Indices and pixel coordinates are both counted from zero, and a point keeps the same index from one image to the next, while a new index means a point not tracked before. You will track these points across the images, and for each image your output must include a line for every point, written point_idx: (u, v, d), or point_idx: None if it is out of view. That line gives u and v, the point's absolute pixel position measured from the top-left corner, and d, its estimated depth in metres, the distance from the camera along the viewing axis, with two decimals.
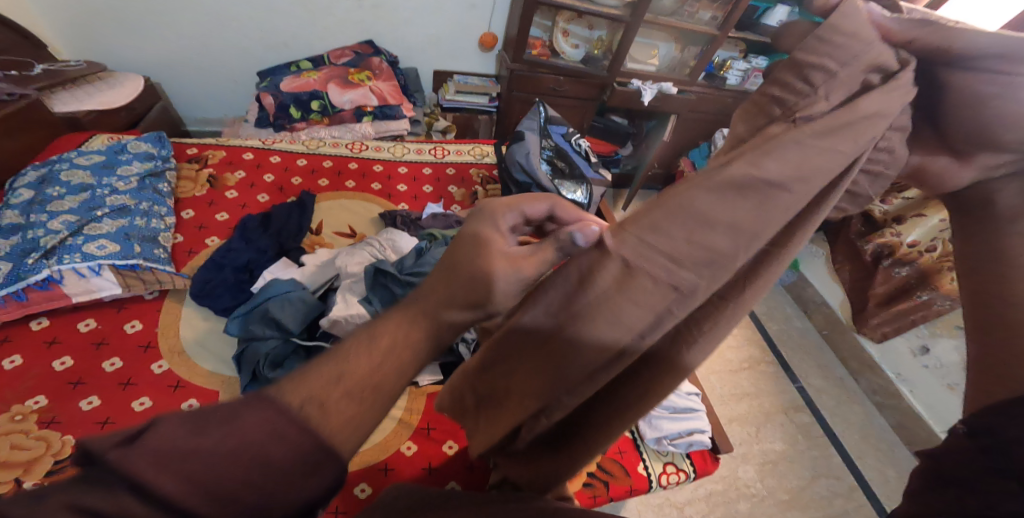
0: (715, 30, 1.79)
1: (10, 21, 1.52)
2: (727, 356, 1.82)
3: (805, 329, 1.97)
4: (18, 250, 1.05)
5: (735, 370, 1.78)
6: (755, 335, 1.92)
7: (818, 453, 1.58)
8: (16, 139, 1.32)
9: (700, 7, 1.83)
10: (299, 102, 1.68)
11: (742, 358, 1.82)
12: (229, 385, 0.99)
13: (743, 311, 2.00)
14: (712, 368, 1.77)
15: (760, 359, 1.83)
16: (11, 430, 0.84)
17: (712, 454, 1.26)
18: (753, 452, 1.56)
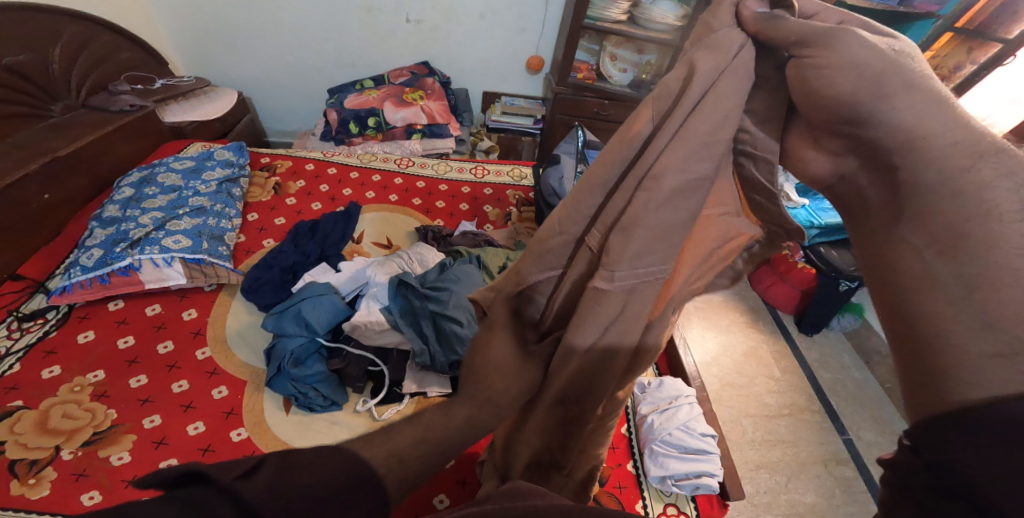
0: None
1: (145, 43, 1.81)
2: (764, 400, 1.69)
3: (863, 380, 1.79)
4: (111, 239, 1.25)
5: (772, 415, 1.65)
6: (802, 380, 1.77)
7: (855, 509, 1.43)
8: (130, 142, 1.56)
9: None
10: (358, 118, 1.82)
11: (783, 403, 1.69)
12: (257, 377, 1.11)
13: (790, 355, 1.85)
14: (746, 411, 1.65)
15: (803, 406, 1.69)
16: (69, 399, 1.00)
17: (719, 499, 1.16)
18: (778, 500, 1.43)
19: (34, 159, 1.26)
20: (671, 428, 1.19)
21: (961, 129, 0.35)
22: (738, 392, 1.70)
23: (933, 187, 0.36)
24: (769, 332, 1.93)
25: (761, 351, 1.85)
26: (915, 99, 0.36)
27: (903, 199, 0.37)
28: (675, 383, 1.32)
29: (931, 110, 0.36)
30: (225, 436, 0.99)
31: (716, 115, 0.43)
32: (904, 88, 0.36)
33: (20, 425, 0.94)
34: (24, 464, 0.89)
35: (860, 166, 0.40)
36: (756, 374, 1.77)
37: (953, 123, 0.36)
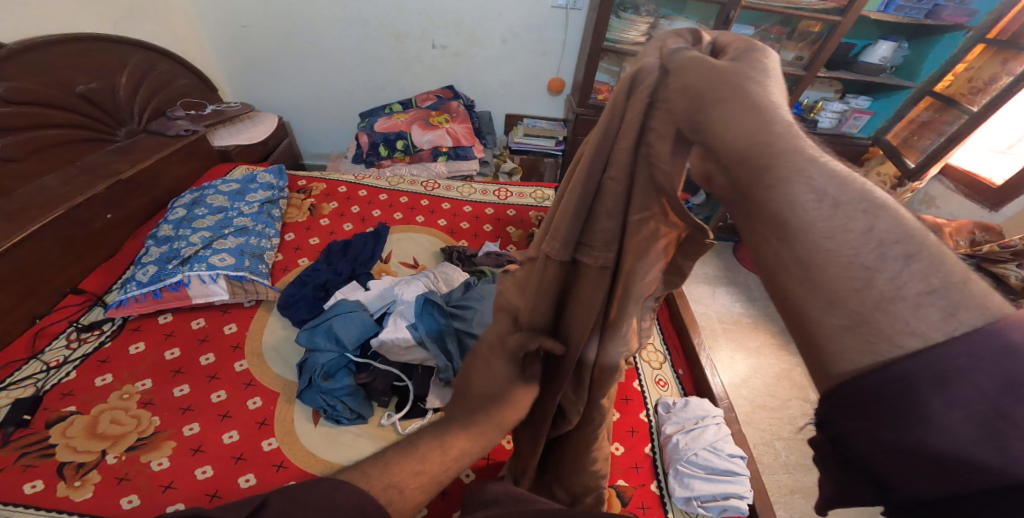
0: (802, 70, 1.87)
1: (197, 71, 1.96)
2: (799, 423, 1.65)
3: None
4: (164, 257, 1.35)
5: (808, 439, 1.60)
6: None
7: None
8: (183, 165, 1.69)
9: (781, 47, 1.96)
10: (387, 141, 1.92)
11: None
12: (288, 389, 1.17)
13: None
14: (779, 434, 1.61)
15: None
16: (117, 405, 1.08)
17: None
18: None
19: (99, 181, 1.38)
20: (696, 449, 1.17)
21: (769, 132, 0.39)
22: (770, 415, 1.67)
23: (766, 182, 0.39)
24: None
25: (794, 374, 1.81)
26: (742, 119, 0.41)
27: (744, 191, 0.40)
28: (701, 403, 1.30)
29: (741, 116, 0.41)
30: (257, 446, 1.05)
31: (628, 142, 0.51)
32: (725, 98, 0.42)
33: (72, 429, 1.02)
34: (72, 467, 0.96)
35: (714, 167, 0.44)
36: (790, 396, 1.73)
37: (775, 131, 0.39)
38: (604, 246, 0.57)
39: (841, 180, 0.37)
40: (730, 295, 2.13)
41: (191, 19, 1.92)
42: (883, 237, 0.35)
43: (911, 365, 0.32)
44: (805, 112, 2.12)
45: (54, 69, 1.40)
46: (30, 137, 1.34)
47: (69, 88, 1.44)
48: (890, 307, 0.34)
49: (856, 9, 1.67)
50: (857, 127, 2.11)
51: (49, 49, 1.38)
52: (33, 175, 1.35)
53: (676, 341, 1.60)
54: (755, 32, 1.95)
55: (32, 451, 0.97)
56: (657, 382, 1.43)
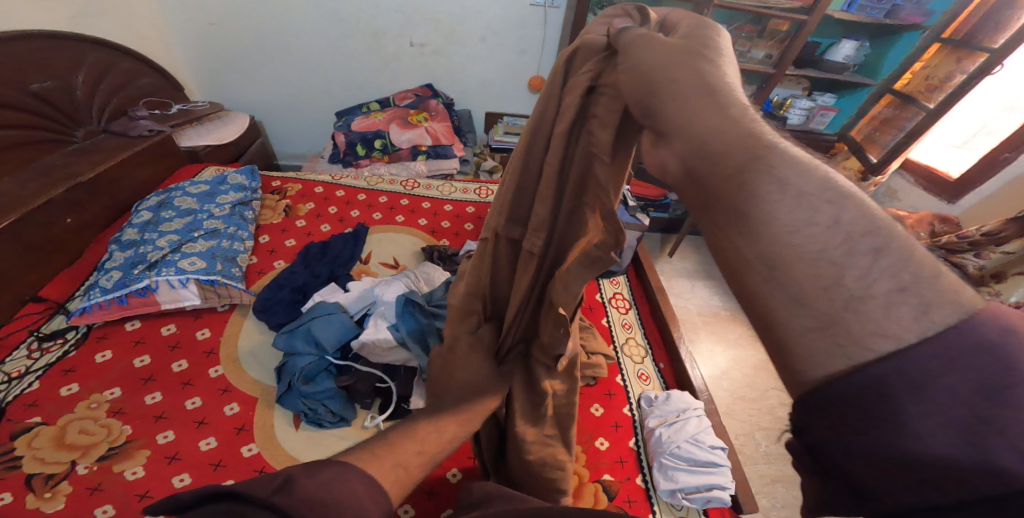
0: (772, 69, 1.94)
1: (161, 69, 1.89)
2: (777, 413, 1.70)
3: None
4: (129, 262, 1.29)
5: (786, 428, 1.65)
6: None
7: None
8: (149, 166, 1.62)
9: (753, 47, 2.02)
10: (365, 140, 1.88)
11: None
12: (266, 394, 1.14)
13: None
14: (759, 423, 1.66)
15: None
16: (85, 415, 1.02)
17: (731, 511, 1.17)
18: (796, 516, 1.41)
19: (58, 184, 1.32)
20: (679, 441, 1.19)
21: (722, 117, 0.38)
22: (750, 405, 1.71)
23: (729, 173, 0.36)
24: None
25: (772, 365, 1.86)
26: (691, 106, 0.39)
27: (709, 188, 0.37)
28: (683, 396, 1.32)
29: (699, 106, 0.38)
30: (237, 452, 1.01)
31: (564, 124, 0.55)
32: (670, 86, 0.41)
33: (37, 441, 0.96)
34: (40, 478, 0.91)
35: (667, 156, 0.41)
36: (768, 386, 1.78)
37: (732, 119, 0.37)
38: (534, 230, 0.62)
39: (805, 169, 0.35)
40: (709, 289, 2.18)
41: (156, 14, 1.85)
42: (850, 230, 0.32)
43: (884, 369, 0.30)
44: (775, 109, 2.21)
45: (7, 65, 1.32)
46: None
47: (24, 85, 1.37)
48: (862, 308, 0.31)
49: (821, 9, 1.73)
50: (824, 122, 2.18)
51: (3, 44, 1.30)
52: None
53: (657, 335, 1.62)
54: (727, 30, 2.02)
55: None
56: (640, 376, 1.45)
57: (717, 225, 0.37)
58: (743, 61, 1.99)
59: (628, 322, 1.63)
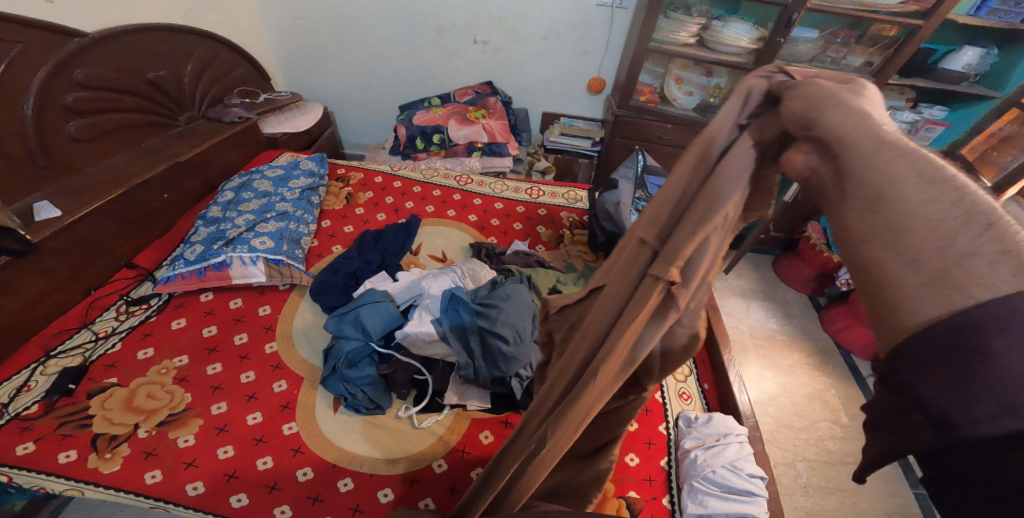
0: (871, 77, 1.78)
1: (254, 60, 2.04)
2: (826, 446, 1.57)
3: None
4: (210, 237, 1.41)
5: (833, 462, 1.52)
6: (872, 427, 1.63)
7: None
8: (235, 151, 1.77)
9: (850, 52, 1.84)
10: (424, 134, 1.92)
11: (848, 451, 1.55)
12: (312, 374, 1.21)
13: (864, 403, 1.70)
14: (804, 455, 1.54)
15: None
16: (154, 380, 1.14)
17: None
18: None
19: (157, 163, 1.47)
20: (715, 466, 1.13)
21: (866, 134, 0.34)
22: (798, 435, 1.59)
23: (871, 167, 0.32)
24: (841, 377, 1.77)
25: (828, 396, 1.71)
26: (844, 107, 0.36)
27: (839, 172, 0.34)
28: (725, 420, 1.24)
29: (858, 119, 0.35)
30: (278, 429, 1.09)
31: (734, 180, 0.40)
32: (832, 112, 0.36)
33: (112, 400, 1.08)
34: (105, 439, 1.02)
35: (824, 171, 0.36)
36: (819, 417, 1.65)
37: (882, 125, 0.34)
38: (648, 289, 0.45)
39: (938, 168, 0.31)
40: (765, 310, 2.03)
41: (251, 9, 2.00)
42: (969, 209, 0.29)
43: (987, 310, 0.27)
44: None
45: (130, 56, 1.50)
46: (101, 120, 1.43)
47: (142, 74, 1.55)
48: (968, 266, 0.28)
49: (941, 14, 1.56)
50: (929, 138, 1.99)
51: (120, 36, 1.46)
52: (101, 156, 1.44)
53: (704, 356, 1.54)
54: (819, 36, 1.82)
55: (71, 421, 1.03)
56: (680, 395, 1.39)
57: (848, 207, 0.34)
58: (836, 68, 1.82)
59: None
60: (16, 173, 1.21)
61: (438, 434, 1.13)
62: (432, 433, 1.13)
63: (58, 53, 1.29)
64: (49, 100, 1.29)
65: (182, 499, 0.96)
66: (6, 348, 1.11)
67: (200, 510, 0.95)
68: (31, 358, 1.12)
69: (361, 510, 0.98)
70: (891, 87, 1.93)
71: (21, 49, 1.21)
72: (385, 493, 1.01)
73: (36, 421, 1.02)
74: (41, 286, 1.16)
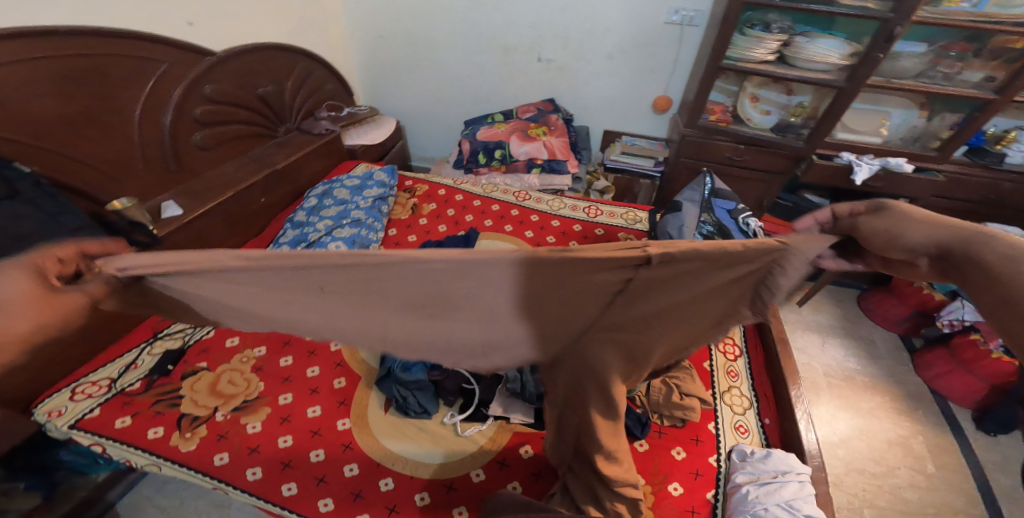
0: (991, 94, 1.58)
1: (342, 78, 2.24)
2: (902, 494, 1.42)
3: None
4: (296, 240, 1.55)
5: (908, 512, 1.38)
6: (965, 481, 1.44)
7: None
8: (322, 160, 1.95)
9: (965, 67, 1.66)
10: (486, 150, 1.99)
11: (928, 502, 1.40)
12: (369, 374, 1.29)
13: (956, 453, 1.51)
14: (875, 501, 1.40)
15: (958, 509, 1.38)
16: (236, 367, 1.28)
17: None
18: None
19: (260, 170, 1.67)
20: (768, 504, 1.04)
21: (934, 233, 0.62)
22: (868, 480, 1.45)
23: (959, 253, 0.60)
24: (932, 424, 1.58)
25: (912, 443, 1.54)
26: (905, 224, 0.65)
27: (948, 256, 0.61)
28: (786, 459, 1.13)
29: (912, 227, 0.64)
30: (333, 424, 1.18)
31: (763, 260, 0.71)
32: (899, 225, 0.65)
33: (199, 383, 1.23)
34: (188, 419, 1.16)
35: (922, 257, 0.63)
36: (898, 464, 1.48)
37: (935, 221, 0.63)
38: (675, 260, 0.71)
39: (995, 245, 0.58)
40: (842, 349, 1.82)
41: (342, 30, 2.19)
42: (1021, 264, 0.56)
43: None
44: (990, 143, 1.78)
45: (246, 73, 1.72)
46: (220, 130, 1.66)
47: (254, 89, 1.77)
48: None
49: None
50: None
51: (243, 56, 1.69)
52: (218, 162, 1.67)
53: (767, 383, 1.38)
54: (928, 50, 1.67)
55: (163, 400, 1.18)
56: (737, 427, 1.27)
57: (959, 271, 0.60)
58: (949, 85, 1.64)
59: (733, 369, 1.42)
60: (151, 176, 1.45)
61: (479, 443, 1.17)
62: (474, 442, 1.17)
63: (195, 69, 1.52)
64: (184, 114, 1.52)
65: (241, 483, 1.07)
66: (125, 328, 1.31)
67: (254, 495, 1.06)
68: (138, 341, 1.30)
69: (398, 511, 1.04)
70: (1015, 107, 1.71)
71: (167, 67, 1.44)
72: (421, 497, 1.07)
73: (136, 397, 1.18)
74: None
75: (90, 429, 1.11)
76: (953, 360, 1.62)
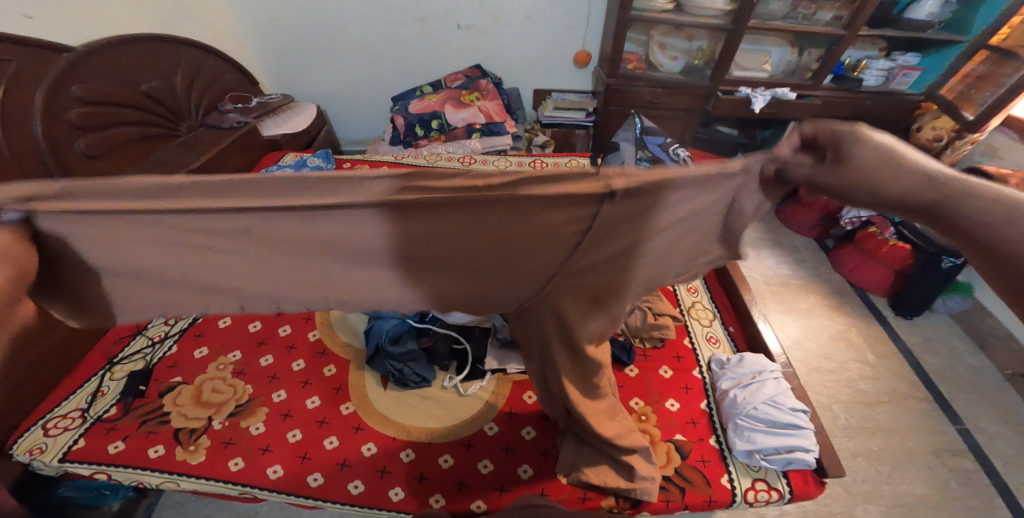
0: (842, 30, 1.86)
1: (240, 67, 2.04)
2: (858, 386, 1.68)
3: (979, 367, 1.74)
4: None
5: (870, 403, 1.63)
6: (902, 364, 1.74)
7: (978, 504, 1.41)
8: (243, 155, 1.79)
9: (818, 9, 1.92)
10: (422, 122, 1.96)
11: (882, 391, 1.67)
12: (357, 356, 1.29)
13: (885, 338, 1.81)
14: (839, 397, 1.65)
15: (907, 395, 1.66)
16: (216, 375, 1.23)
17: (815, 476, 1.15)
18: (881, 492, 1.43)
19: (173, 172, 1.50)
20: (757, 402, 1.17)
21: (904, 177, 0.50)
22: (827, 378, 1.70)
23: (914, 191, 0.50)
24: (860, 316, 1.87)
25: (851, 335, 1.81)
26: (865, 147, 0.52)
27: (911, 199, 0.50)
28: (757, 359, 1.28)
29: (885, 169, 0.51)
30: (337, 410, 1.18)
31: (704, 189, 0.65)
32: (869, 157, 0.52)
33: (182, 397, 1.18)
34: (185, 433, 1.12)
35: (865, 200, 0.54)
36: (847, 358, 1.75)
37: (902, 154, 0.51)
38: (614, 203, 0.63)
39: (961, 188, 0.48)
40: (774, 257, 2.10)
41: (229, 14, 1.99)
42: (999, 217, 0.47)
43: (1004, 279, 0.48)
44: (849, 72, 2.07)
45: (122, 69, 1.51)
46: (109, 133, 1.47)
47: (135, 86, 1.55)
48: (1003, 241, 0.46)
49: None
50: (906, 84, 2.07)
51: (116, 50, 1.49)
52: (113, 170, 1.49)
53: (723, 294, 1.54)
54: None
55: (151, 419, 1.14)
56: (709, 339, 1.40)
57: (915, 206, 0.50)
58: (808, 24, 1.89)
59: (692, 286, 1.56)
60: None
61: (484, 398, 1.22)
62: (478, 397, 1.22)
63: (52, 70, 1.30)
64: (57, 120, 1.31)
65: (265, 482, 1.06)
66: (70, 360, 1.21)
67: (284, 492, 1.05)
68: (94, 369, 1.22)
69: (427, 476, 1.09)
70: (862, 37, 2.03)
71: (17, 67, 1.22)
72: (445, 459, 1.12)
73: (119, 422, 1.13)
74: None
75: (84, 459, 1.06)
76: (863, 254, 1.90)
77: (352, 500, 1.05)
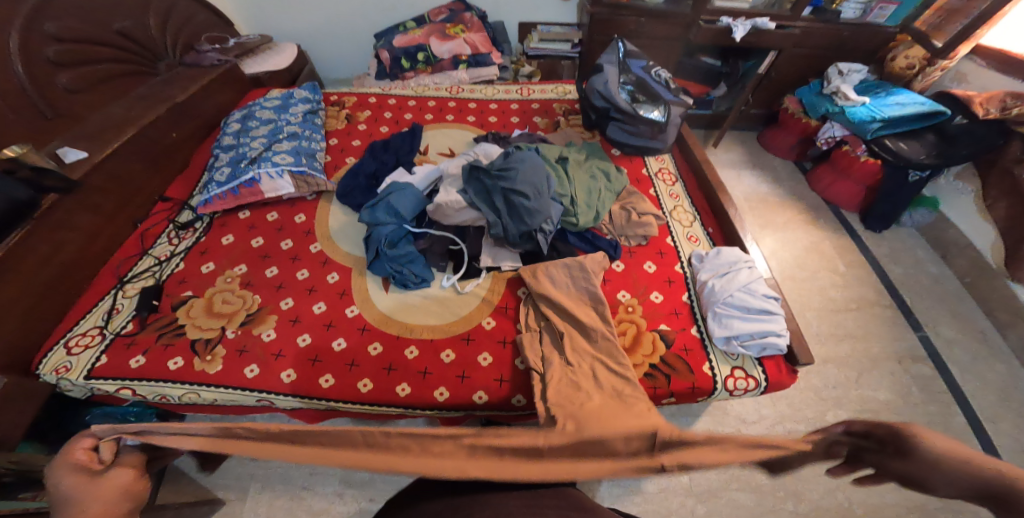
0: None
1: (213, 9, 2.02)
2: (830, 294, 1.79)
3: (940, 276, 1.86)
4: (233, 160, 1.48)
5: (839, 310, 1.75)
6: (872, 276, 1.85)
7: (936, 408, 1.53)
8: (228, 92, 1.80)
9: None
10: (408, 55, 2.00)
11: (850, 298, 1.78)
12: (358, 264, 1.35)
13: (857, 249, 1.92)
14: (811, 306, 1.75)
15: (872, 301, 1.77)
16: (224, 288, 1.28)
17: (788, 367, 1.23)
18: (849, 397, 1.55)
19: (157, 106, 1.50)
20: (732, 290, 1.25)
21: None
22: (800, 285, 1.81)
23: None
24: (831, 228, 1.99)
25: (823, 247, 1.93)
26: None
27: None
28: (732, 251, 1.36)
29: None
30: (342, 313, 1.24)
31: None
32: None
33: (194, 309, 1.22)
34: (201, 343, 1.17)
35: None
36: (819, 269, 1.86)
37: None
38: None
39: None
40: (755, 175, 2.20)
41: None
42: None
43: None
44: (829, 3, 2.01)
45: (94, 7, 1.51)
46: (87, 70, 1.47)
47: (109, 25, 1.55)
48: None
49: None
50: (883, 17, 2.01)
51: None
52: (99, 105, 1.49)
53: (703, 199, 1.61)
54: None
55: (167, 332, 1.18)
56: (689, 239, 1.48)
57: None
58: None
59: (675, 192, 1.61)
60: (27, 127, 1.28)
61: (481, 296, 1.29)
62: (477, 295, 1.29)
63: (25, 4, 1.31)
64: (34, 55, 1.32)
65: (281, 387, 1.13)
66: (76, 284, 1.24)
67: (298, 393, 1.12)
68: (103, 291, 1.25)
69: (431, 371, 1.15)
70: None
71: None
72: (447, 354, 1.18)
73: (136, 336, 1.17)
74: (91, 224, 1.25)
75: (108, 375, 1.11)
76: (836, 173, 2.02)
77: (362, 396, 1.12)
